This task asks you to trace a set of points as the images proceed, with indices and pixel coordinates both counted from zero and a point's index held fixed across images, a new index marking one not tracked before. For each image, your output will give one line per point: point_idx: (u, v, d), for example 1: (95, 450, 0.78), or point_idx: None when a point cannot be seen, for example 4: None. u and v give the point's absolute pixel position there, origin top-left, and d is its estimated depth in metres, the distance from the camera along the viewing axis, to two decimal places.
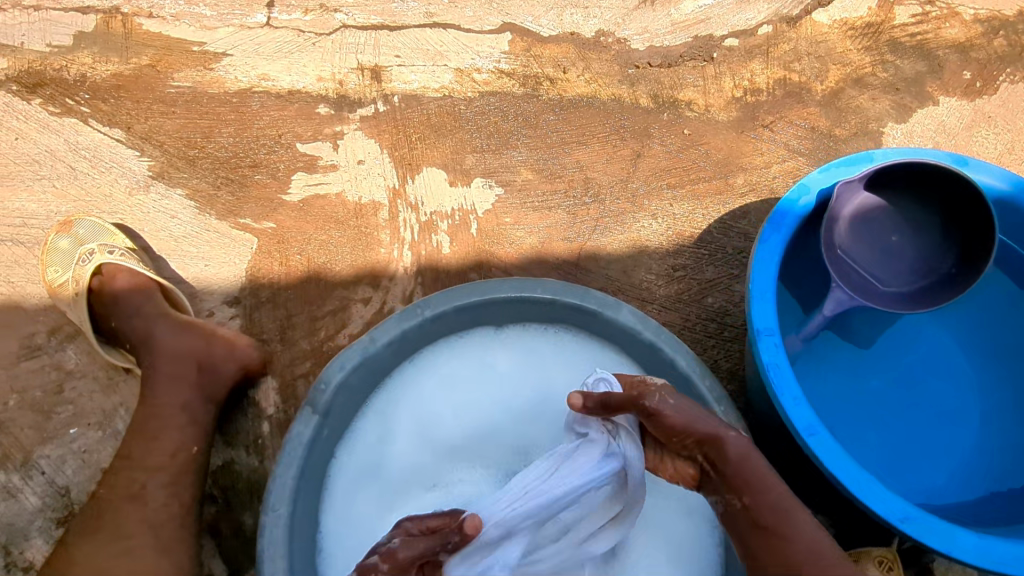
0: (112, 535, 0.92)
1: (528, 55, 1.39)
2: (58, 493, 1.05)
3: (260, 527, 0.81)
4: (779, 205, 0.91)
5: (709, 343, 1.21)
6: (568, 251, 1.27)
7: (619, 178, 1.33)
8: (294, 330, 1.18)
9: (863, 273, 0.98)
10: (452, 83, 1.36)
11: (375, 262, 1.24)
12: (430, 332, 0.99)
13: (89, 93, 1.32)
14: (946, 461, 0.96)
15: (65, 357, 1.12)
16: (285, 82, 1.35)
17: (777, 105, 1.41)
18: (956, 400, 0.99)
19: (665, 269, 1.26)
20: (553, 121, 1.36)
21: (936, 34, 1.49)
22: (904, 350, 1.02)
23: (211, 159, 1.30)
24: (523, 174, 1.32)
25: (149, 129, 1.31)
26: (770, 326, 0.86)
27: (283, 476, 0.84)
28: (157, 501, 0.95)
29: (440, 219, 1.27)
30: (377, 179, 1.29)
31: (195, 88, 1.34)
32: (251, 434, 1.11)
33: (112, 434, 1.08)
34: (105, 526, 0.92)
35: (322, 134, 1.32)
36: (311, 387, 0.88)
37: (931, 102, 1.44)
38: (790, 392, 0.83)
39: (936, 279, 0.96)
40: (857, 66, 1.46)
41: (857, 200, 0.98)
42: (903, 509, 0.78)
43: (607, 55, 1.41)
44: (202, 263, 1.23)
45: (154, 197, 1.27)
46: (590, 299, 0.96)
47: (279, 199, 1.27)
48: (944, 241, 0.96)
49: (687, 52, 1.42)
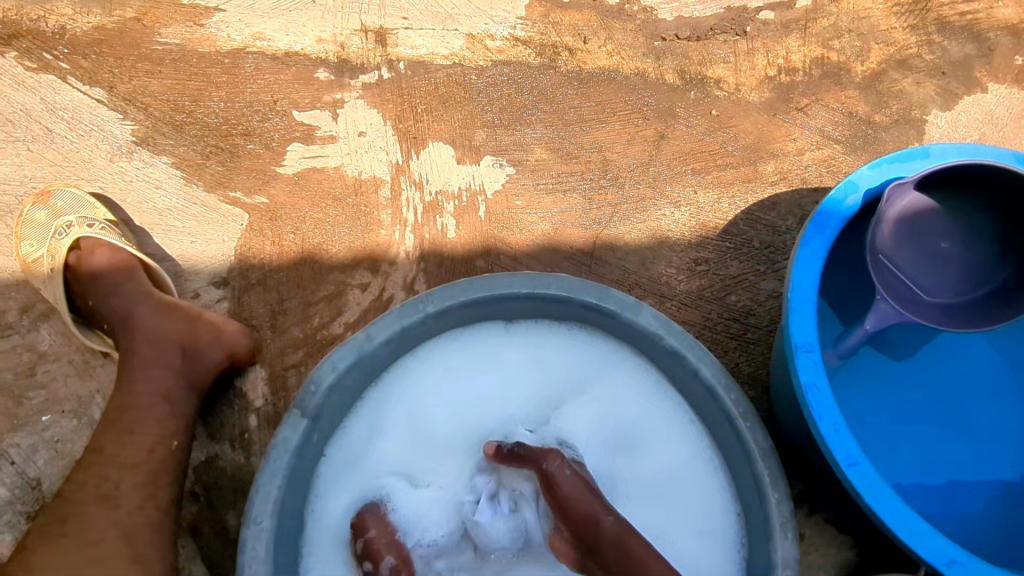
0: (80, 539, 0.83)
1: (546, 22, 1.27)
2: (28, 485, 0.98)
3: (241, 542, 0.74)
4: (823, 206, 0.82)
5: (731, 344, 1.13)
6: (583, 240, 1.18)
7: (640, 161, 1.23)
8: (286, 316, 1.10)
9: (907, 282, 0.88)
10: (463, 50, 1.25)
11: (374, 245, 1.15)
12: (433, 328, 0.90)
13: (68, 47, 1.21)
14: (985, 488, 0.89)
15: (38, 338, 1.03)
16: (282, 43, 1.24)
17: (813, 86, 1.30)
18: (1000, 422, 0.91)
19: (686, 263, 1.17)
20: (570, 96, 1.25)
21: (988, 14, 1.37)
22: (946, 366, 0.93)
23: (199, 126, 1.20)
24: (536, 153, 1.22)
25: (133, 89, 1.21)
26: (809, 343, 0.78)
27: (267, 485, 0.76)
28: (132, 505, 0.87)
29: (446, 200, 1.18)
30: (379, 153, 1.19)
31: (184, 46, 1.23)
32: (236, 427, 1.04)
33: (87, 423, 1.00)
34: (73, 530, 0.84)
35: (320, 101, 1.21)
36: (301, 388, 0.80)
37: (979, 89, 1.33)
38: (829, 417, 0.75)
39: (987, 292, 0.87)
40: (902, 45, 1.34)
41: (907, 202, 0.87)
42: (949, 552, 0.70)
43: (632, 25, 1.29)
44: (189, 239, 1.14)
45: (138, 164, 1.18)
46: (609, 299, 0.87)
47: (272, 171, 1.17)
48: (1001, 250, 0.86)
49: (718, 24, 1.30)
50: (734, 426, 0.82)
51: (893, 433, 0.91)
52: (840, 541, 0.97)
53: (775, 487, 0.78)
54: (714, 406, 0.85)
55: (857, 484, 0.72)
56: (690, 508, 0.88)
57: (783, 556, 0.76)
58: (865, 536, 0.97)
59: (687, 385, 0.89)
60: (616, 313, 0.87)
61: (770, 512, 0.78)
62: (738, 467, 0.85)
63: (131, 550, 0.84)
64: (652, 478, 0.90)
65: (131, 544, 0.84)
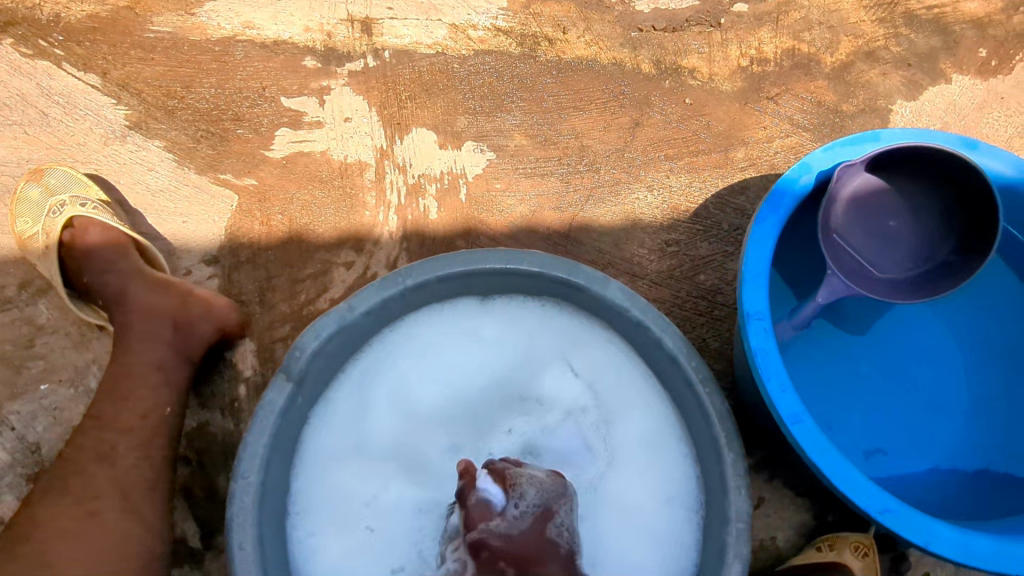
0: (79, 496, 0.88)
1: (527, 13, 1.32)
2: (28, 449, 1.03)
3: (230, 494, 0.79)
4: (778, 183, 0.87)
5: (699, 321, 1.19)
6: (559, 222, 1.23)
7: (615, 147, 1.28)
8: (273, 293, 1.15)
9: (858, 258, 0.94)
10: (446, 40, 1.30)
11: (359, 225, 1.20)
12: (413, 301, 0.95)
13: (63, 35, 1.25)
14: (930, 452, 0.95)
15: (36, 312, 1.08)
16: (271, 32, 1.28)
17: (783, 76, 1.36)
18: (946, 390, 0.97)
19: (657, 244, 1.23)
20: (549, 84, 1.30)
21: (954, 8, 1.43)
22: (898, 338, 0.99)
23: (190, 111, 1.24)
24: (516, 139, 1.27)
25: (127, 76, 1.25)
26: (761, 311, 0.83)
27: (255, 443, 0.81)
28: (127, 466, 0.91)
29: (428, 183, 1.23)
30: (365, 138, 1.24)
31: (176, 34, 1.27)
32: (227, 397, 1.09)
33: (84, 391, 1.05)
34: (72, 487, 0.88)
35: (307, 88, 1.26)
36: (286, 354, 0.85)
37: (944, 80, 1.39)
38: (777, 379, 0.80)
39: (932, 267, 0.92)
40: (870, 38, 1.40)
41: (857, 182, 0.93)
42: (883, 502, 0.76)
43: (610, 16, 1.34)
44: (180, 219, 1.19)
45: (131, 148, 1.22)
46: (578, 274, 0.92)
47: (261, 155, 1.22)
48: (944, 227, 0.92)
49: (693, 16, 1.35)
50: (694, 392, 0.87)
51: (846, 401, 0.96)
52: (798, 504, 1.03)
53: (731, 448, 0.84)
54: (677, 374, 0.90)
55: (800, 441, 0.77)
56: (656, 472, 0.93)
57: (736, 510, 0.82)
58: (820, 499, 1.03)
59: (653, 356, 0.94)
60: (585, 286, 0.92)
61: (726, 470, 0.84)
62: (699, 432, 0.90)
63: (128, 506, 0.89)
64: (623, 445, 0.95)
65: (126, 500, 0.89)
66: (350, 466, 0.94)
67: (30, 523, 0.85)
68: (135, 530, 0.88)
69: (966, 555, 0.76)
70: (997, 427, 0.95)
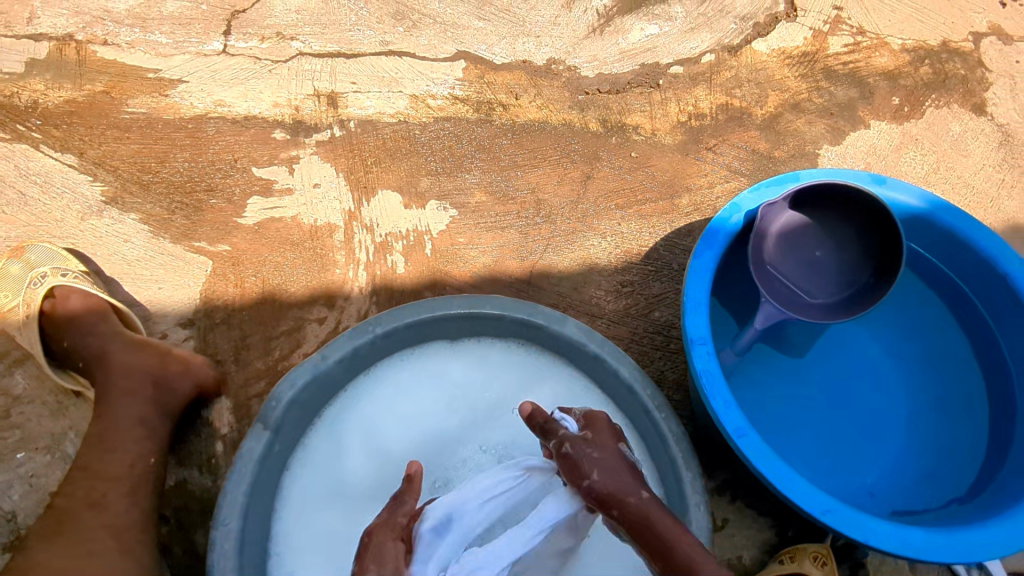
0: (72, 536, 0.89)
1: (482, 82, 1.44)
2: (4, 518, 1.02)
3: (210, 542, 0.81)
4: (711, 224, 0.96)
5: (656, 355, 1.25)
6: (520, 270, 1.31)
7: (570, 200, 1.37)
8: (249, 351, 1.18)
9: (790, 286, 1.03)
10: (407, 109, 1.40)
11: (330, 282, 1.25)
12: (383, 348, 1.00)
13: (40, 119, 1.33)
14: (875, 463, 1.01)
15: (12, 382, 1.09)
16: (241, 108, 1.37)
17: (719, 128, 1.49)
18: (882, 403, 1.04)
19: (613, 285, 1.31)
20: (506, 144, 1.40)
21: (867, 64, 1.62)
22: (835, 358, 1.07)
23: (164, 184, 1.31)
24: (476, 196, 1.35)
25: (102, 154, 1.32)
26: (704, 336, 0.91)
27: (234, 491, 0.84)
28: (113, 511, 0.93)
29: (395, 240, 1.30)
30: (333, 202, 1.31)
31: (150, 114, 1.36)
32: (204, 454, 1.10)
33: (61, 457, 1.06)
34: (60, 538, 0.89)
35: (278, 158, 1.34)
36: (263, 404, 0.89)
37: (863, 126, 1.55)
38: (721, 397, 0.87)
39: (855, 290, 1.02)
40: (795, 91, 1.55)
41: (783, 219, 1.03)
42: (825, 503, 0.81)
43: (558, 82, 1.47)
44: (156, 286, 1.23)
45: (107, 222, 1.28)
46: (537, 314, 0.99)
47: (234, 223, 1.28)
48: (863, 254, 1.02)
49: (634, 79, 1.49)
50: (651, 417, 0.93)
51: (794, 419, 1.03)
52: (760, 523, 1.07)
53: (688, 468, 0.89)
54: (634, 403, 0.96)
55: (747, 453, 0.83)
56: None
57: (697, 526, 0.87)
58: (781, 516, 1.08)
59: (611, 387, 1.00)
60: (544, 326, 0.99)
61: (685, 489, 0.89)
62: (658, 455, 0.95)
63: (118, 557, 0.90)
64: None
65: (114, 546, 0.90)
66: (331, 510, 0.96)
67: None
68: None
69: (907, 547, 0.80)
70: (929, 437, 1.03)
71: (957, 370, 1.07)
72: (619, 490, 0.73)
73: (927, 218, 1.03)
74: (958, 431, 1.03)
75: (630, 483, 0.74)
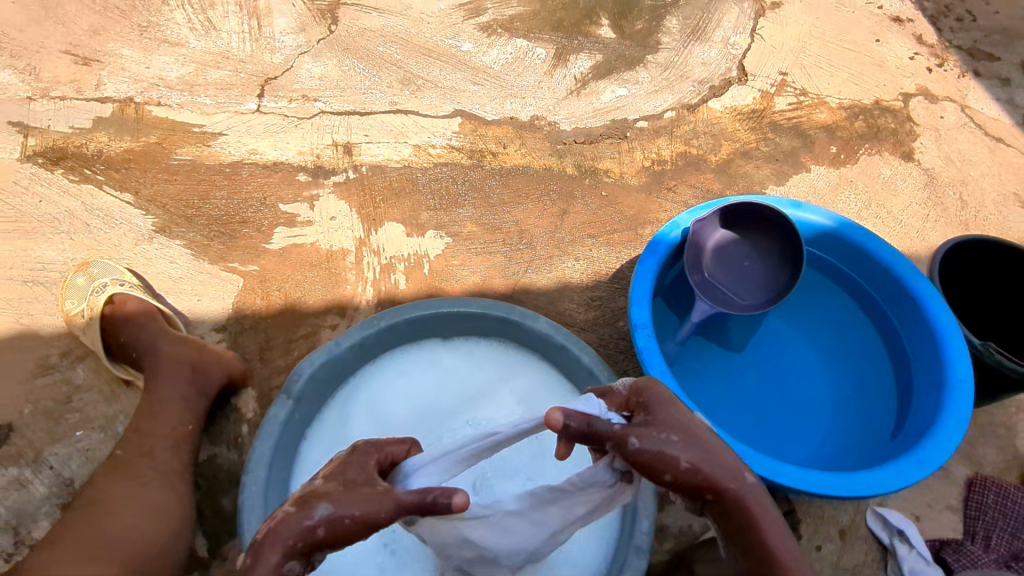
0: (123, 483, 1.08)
1: (475, 134, 1.71)
2: (63, 483, 1.21)
3: (241, 485, 1.00)
4: (653, 238, 1.18)
5: (620, 356, 1.45)
6: (505, 287, 1.53)
7: (549, 230, 1.61)
8: (272, 351, 1.39)
9: (723, 290, 1.25)
10: (411, 156, 1.66)
11: (342, 296, 1.47)
12: (387, 341, 1.22)
13: (104, 165, 1.59)
14: (802, 439, 1.19)
15: (75, 374, 1.32)
16: (271, 155, 1.63)
17: (678, 172, 1.73)
18: (806, 392, 1.24)
19: (584, 299, 1.52)
20: (495, 185, 1.65)
21: (808, 119, 1.88)
22: (766, 355, 1.28)
23: (205, 217, 1.55)
24: (468, 227, 1.59)
25: (154, 193, 1.57)
26: (645, 322, 1.11)
27: (262, 446, 1.04)
28: (156, 467, 1.12)
29: (398, 262, 1.53)
30: (347, 231, 1.55)
31: (195, 160, 1.62)
32: (232, 433, 1.30)
33: (112, 434, 1.26)
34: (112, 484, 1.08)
35: (301, 196, 1.59)
36: (287, 378, 1.10)
37: (805, 170, 1.80)
38: (658, 369, 1.07)
39: (778, 293, 1.23)
40: (745, 142, 1.81)
41: (716, 236, 1.26)
42: (741, 450, 1.00)
43: (540, 134, 1.74)
44: (195, 298, 1.45)
45: (157, 247, 1.51)
46: (514, 312, 1.20)
47: (262, 248, 1.52)
48: (782, 264, 1.23)
49: (605, 132, 1.76)
50: None
51: (732, 403, 1.22)
52: None
53: None
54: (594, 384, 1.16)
55: None
56: None
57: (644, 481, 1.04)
58: None
59: (575, 373, 1.20)
60: (520, 322, 1.20)
61: None
62: None
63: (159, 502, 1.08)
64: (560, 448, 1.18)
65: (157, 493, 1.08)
66: None
67: (76, 512, 1.03)
68: (169, 515, 1.07)
69: (813, 484, 0.97)
70: (849, 421, 1.21)
71: (873, 365, 1.26)
72: (723, 473, 0.69)
73: (836, 235, 1.25)
74: (872, 413, 1.21)
75: (728, 467, 0.70)
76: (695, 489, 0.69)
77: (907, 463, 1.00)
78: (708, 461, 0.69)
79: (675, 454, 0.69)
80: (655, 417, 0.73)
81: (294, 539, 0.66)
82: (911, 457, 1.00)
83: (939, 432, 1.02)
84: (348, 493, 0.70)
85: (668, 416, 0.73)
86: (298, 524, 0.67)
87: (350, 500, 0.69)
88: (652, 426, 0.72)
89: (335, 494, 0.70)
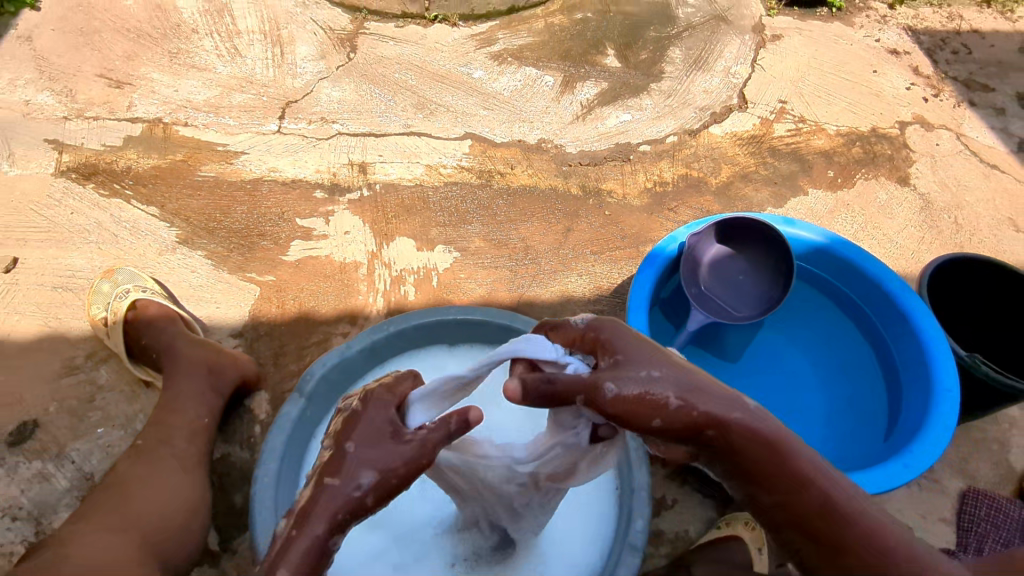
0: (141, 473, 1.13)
1: (484, 156, 1.79)
2: (84, 477, 1.26)
3: (254, 477, 1.05)
4: (651, 250, 1.23)
5: None
6: (510, 299, 1.58)
7: (553, 246, 1.67)
8: (285, 356, 1.46)
9: (718, 302, 1.30)
10: (423, 175, 1.74)
11: (354, 305, 1.54)
12: (396, 347, 1.28)
13: (132, 180, 1.68)
14: None
15: (98, 375, 1.38)
16: (290, 173, 1.72)
17: (680, 194, 1.80)
18: (800, 405, 1.29)
19: (586, 313, 1.58)
20: (502, 204, 1.72)
21: (806, 145, 1.94)
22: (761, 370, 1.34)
23: (226, 230, 1.63)
24: (476, 242, 1.66)
25: (178, 207, 1.65)
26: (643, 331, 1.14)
27: (274, 440, 1.10)
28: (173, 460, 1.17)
29: (408, 275, 1.59)
30: (360, 245, 1.62)
31: (218, 177, 1.70)
32: (245, 434, 1.35)
33: (131, 432, 1.32)
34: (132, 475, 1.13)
35: (317, 212, 1.67)
36: (300, 377, 1.16)
37: (803, 193, 1.86)
38: None
39: (772, 305, 1.28)
40: (744, 165, 1.88)
41: (712, 251, 1.31)
42: None
43: (547, 156, 1.81)
44: (214, 305, 1.52)
45: (179, 257, 1.59)
46: (517, 320, 1.26)
47: (279, 259, 1.59)
48: (776, 278, 1.29)
49: (609, 155, 1.83)
50: None
51: None
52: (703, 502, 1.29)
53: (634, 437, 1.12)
54: None
55: None
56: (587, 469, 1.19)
57: (639, 481, 1.07)
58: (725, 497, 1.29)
59: None
60: (523, 330, 1.25)
61: (630, 451, 1.10)
62: None
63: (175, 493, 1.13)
64: None
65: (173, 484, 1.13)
66: None
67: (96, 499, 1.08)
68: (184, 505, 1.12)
69: None
70: (842, 432, 1.25)
71: (865, 379, 1.31)
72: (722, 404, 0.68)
73: (828, 251, 1.30)
74: (865, 424, 1.25)
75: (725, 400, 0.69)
76: (690, 428, 0.67)
77: (893, 465, 1.03)
78: (699, 397, 0.67)
79: (662, 392, 0.66)
80: (622, 354, 0.69)
81: (341, 511, 0.68)
82: (898, 461, 1.03)
83: (925, 437, 1.05)
84: (370, 449, 0.72)
85: (637, 351, 0.69)
86: (345, 494, 0.68)
87: (385, 460, 0.71)
88: (621, 366, 0.68)
89: (367, 456, 0.71)
